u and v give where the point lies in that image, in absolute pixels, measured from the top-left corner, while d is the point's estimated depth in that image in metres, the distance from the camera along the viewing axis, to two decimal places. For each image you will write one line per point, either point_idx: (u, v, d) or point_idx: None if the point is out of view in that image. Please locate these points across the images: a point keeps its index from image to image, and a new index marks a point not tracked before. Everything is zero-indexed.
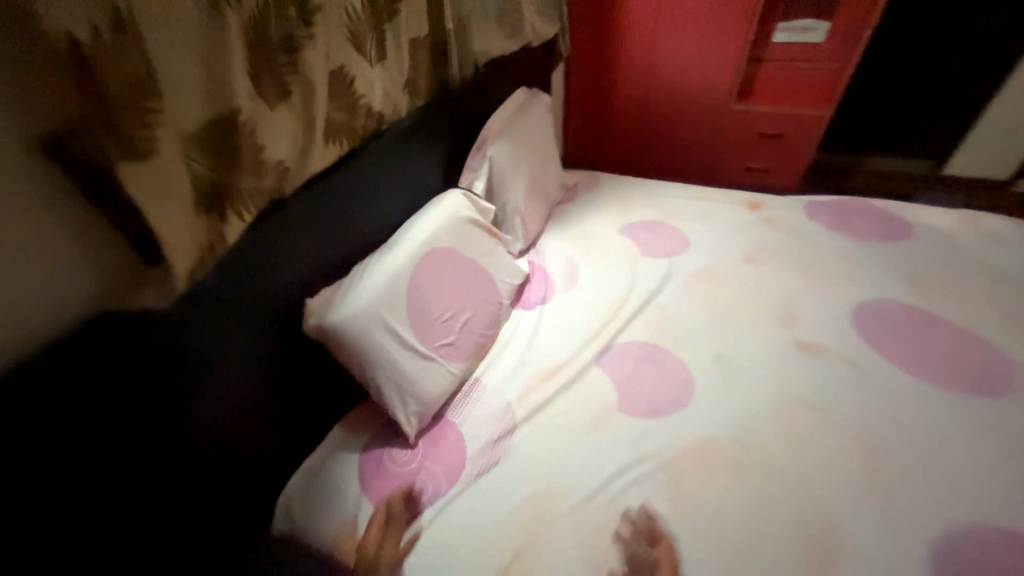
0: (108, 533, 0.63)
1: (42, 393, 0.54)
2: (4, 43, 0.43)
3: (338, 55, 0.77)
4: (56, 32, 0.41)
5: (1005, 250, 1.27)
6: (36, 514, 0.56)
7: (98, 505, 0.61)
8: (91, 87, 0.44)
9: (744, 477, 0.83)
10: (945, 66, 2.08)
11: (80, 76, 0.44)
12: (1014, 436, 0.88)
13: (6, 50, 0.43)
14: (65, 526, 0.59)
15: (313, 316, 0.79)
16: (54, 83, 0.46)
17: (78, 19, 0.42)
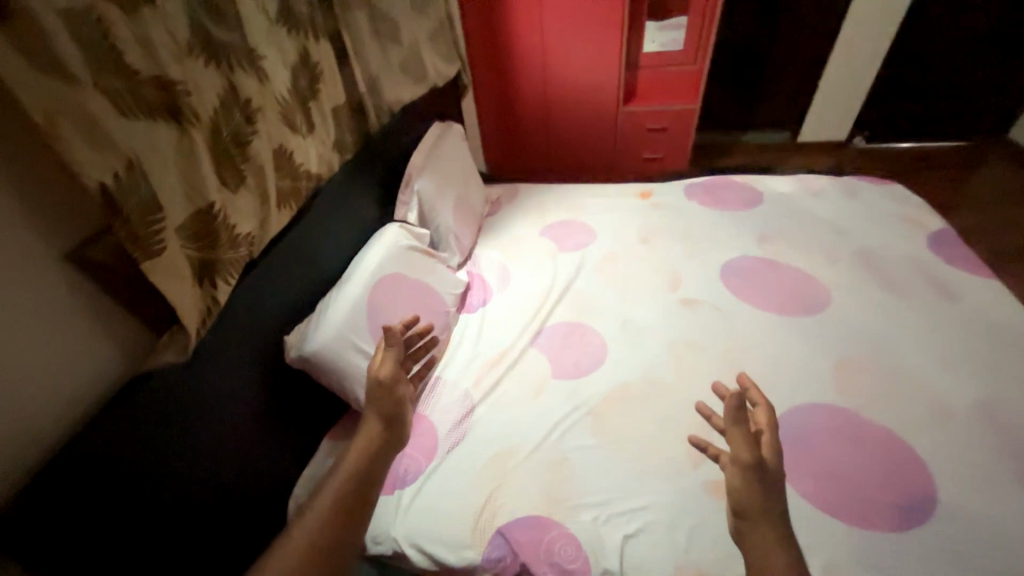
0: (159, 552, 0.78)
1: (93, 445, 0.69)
2: (47, 197, 0.63)
3: (277, 137, 0.94)
4: (92, 183, 0.58)
5: (827, 201, 1.65)
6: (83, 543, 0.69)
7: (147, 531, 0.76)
8: (115, 214, 0.61)
9: (647, 405, 1.09)
10: (783, 52, 2.51)
11: (108, 208, 0.61)
12: (833, 335, 1.18)
13: (47, 201, 0.64)
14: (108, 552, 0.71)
15: (292, 348, 0.97)
16: (78, 215, 0.67)
17: (104, 171, 0.59)
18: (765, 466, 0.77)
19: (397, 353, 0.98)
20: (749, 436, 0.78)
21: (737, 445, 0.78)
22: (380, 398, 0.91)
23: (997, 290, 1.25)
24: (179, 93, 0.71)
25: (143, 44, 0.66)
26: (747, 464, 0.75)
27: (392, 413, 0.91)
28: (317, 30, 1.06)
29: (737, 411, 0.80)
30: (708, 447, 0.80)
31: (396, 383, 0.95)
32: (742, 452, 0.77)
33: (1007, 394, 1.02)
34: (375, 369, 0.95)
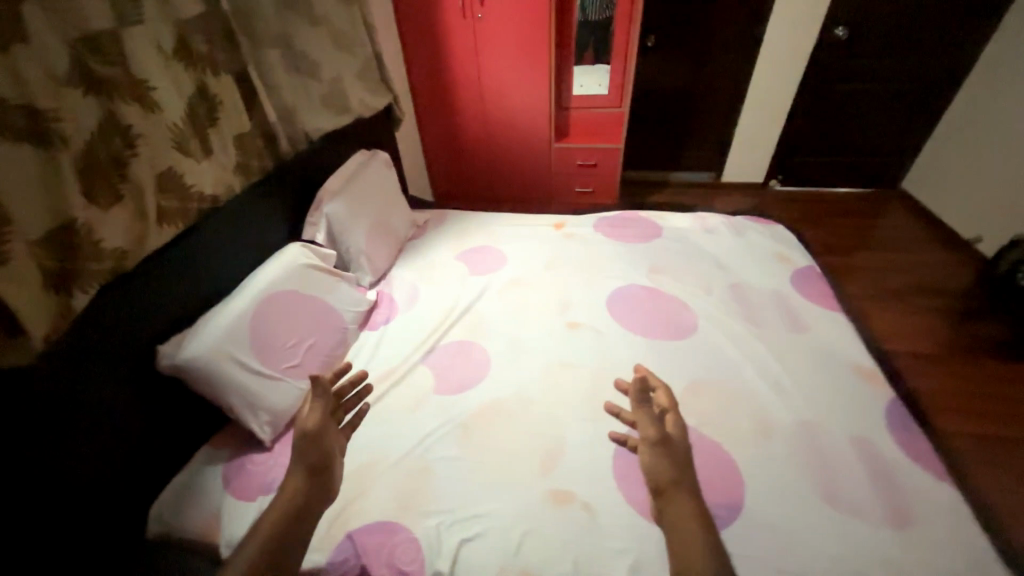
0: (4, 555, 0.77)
1: None
2: None
3: (165, 160, 1.02)
4: None
5: (715, 237, 1.81)
6: None
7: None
8: None
9: (512, 419, 1.18)
10: (703, 100, 2.74)
11: None
12: (691, 360, 1.30)
13: None
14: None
15: (165, 357, 1.01)
16: None
17: None
18: (667, 432, 0.99)
19: (326, 401, 1.04)
20: (652, 414, 1.04)
21: (645, 425, 1.02)
22: (306, 447, 0.94)
23: (841, 322, 1.40)
24: (48, 118, 0.78)
25: (11, 74, 0.73)
26: (655, 439, 0.97)
27: (320, 460, 0.94)
28: (217, 65, 1.16)
29: (642, 394, 1.08)
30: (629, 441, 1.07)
31: (325, 430, 0.99)
32: (649, 430, 0.99)
33: (827, 415, 1.13)
34: (302, 419, 0.99)
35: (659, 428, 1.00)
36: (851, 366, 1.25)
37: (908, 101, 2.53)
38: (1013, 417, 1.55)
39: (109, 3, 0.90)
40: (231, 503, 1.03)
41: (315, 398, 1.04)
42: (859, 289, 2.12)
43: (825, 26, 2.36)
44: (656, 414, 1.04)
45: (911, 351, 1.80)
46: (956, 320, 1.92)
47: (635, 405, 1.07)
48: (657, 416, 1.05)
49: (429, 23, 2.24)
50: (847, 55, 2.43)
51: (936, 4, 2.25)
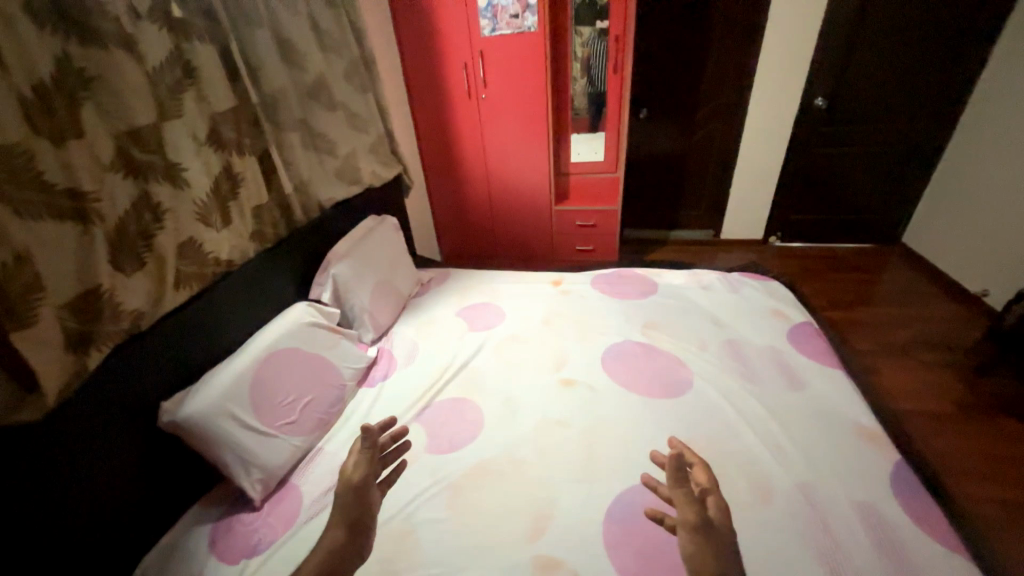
0: None
1: None
2: None
3: (188, 231, 1.14)
4: None
5: (709, 293, 1.84)
6: None
7: None
8: None
9: (501, 479, 1.17)
10: (696, 163, 2.89)
11: None
12: (685, 418, 1.29)
13: None
14: None
15: (167, 414, 1.06)
16: None
17: None
18: (711, 519, 0.84)
19: (371, 456, 1.02)
20: (691, 497, 0.87)
21: (684, 509, 0.86)
22: (348, 502, 0.94)
23: (839, 380, 1.37)
24: (88, 199, 0.90)
25: (63, 164, 0.86)
26: (697, 525, 0.82)
27: (357, 518, 0.93)
28: (243, 148, 1.32)
29: (679, 471, 0.90)
30: (636, 524, 1.02)
31: (368, 485, 0.98)
32: (688, 513, 0.84)
33: (828, 479, 1.09)
34: (347, 472, 0.98)
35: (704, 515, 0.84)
36: (852, 426, 1.21)
37: (896, 161, 2.62)
38: None
39: (154, 102, 1.06)
40: (215, 566, 1.02)
41: (360, 452, 1.02)
42: (862, 342, 2.12)
43: (805, 96, 2.51)
44: (696, 496, 0.88)
45: (920, 409, 1.75)
46: (966, 377, 1.87)
47: (671, 485, 0.90)
48: (698, 499, 0.87)
49: (438, 103, 2.49)
50: (831, 121, 2.56)
51: (909, 75, 2.39)
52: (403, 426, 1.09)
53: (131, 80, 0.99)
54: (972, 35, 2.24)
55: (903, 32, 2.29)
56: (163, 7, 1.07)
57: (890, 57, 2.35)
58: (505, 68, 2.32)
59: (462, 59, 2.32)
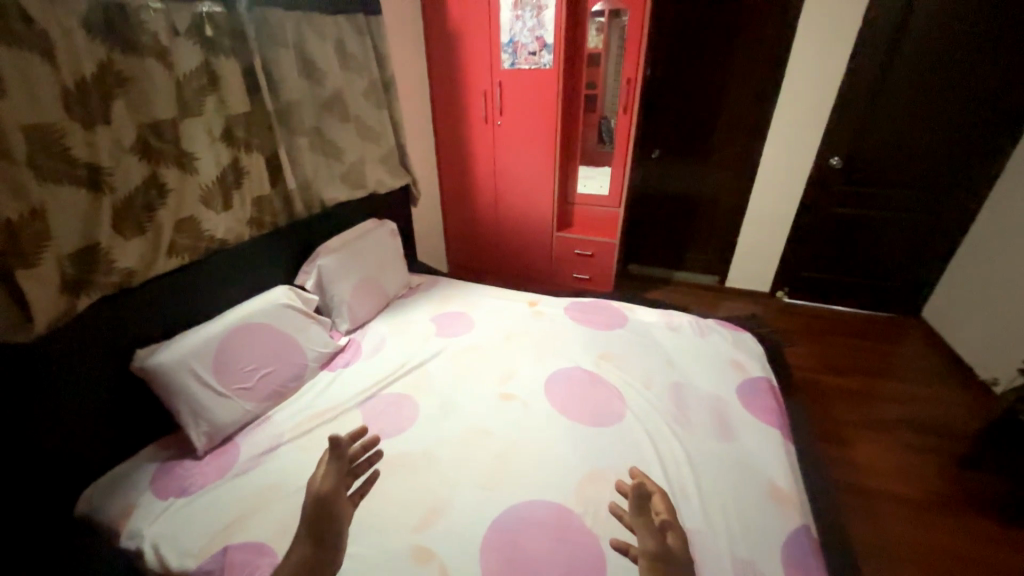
0: None
1: None
2: None
3: (189, 210, 1.35)
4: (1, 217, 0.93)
5: (675, 334, 1.84)
6: None
7: None
8: (10, 236, 0.95)
9: (412, 471, 1.25)
10: (706, 208, 2.88)
11: (7, 233, 0.95)
12: (602, 447, 1.31)
13: None
14: None
15: (139, 360, 1.24)
16: None
17: (12, 210, 0.95)
18: (670, 548, 0.87)
19: (338, 469, 1.00)
20: (651, 526, 0.91)
21: (644, 537, 0.89)
22: (314, 516, 0.92)
23: (773, 437, 1.34)
24: (103, 173, 1.11)
25: (88, 144, 1.08)
26: (657, 555, 0.86)
27: (323, 531, 0.91)
28: (252, 147, 1.53)
29: (640, 499, 0.93)
30: (516, 534, 1.07)
31: (335, 498, 0.96)
32: (648, 542, 0.88)
33: (720, 530, 1.08)
34: (314, 486, 0.97)
35: (663, 544, 0.87)
36: (767, 486, 1.18)
37: (918, 231, 2.48)
38: None
39: (177, 102, 1.28)
40: (147, 498, 1.16)
41: (329, 462, 1.00)
42: (840, 411, 1.96)
43: (821, 153, 2.46)
44: (657, 525, 0.91)
45: (883, 492, 1.59)
46: (952, 468, 1.68)
47: (633, 514, 0.93)
48: (658, 528, 0.91)
49: (457, 125, 2.68)
50: (848, 181, 2.48)
51: (935, 143, 2.28)
52: (374, 437, 1.07)
53: (159, 83, 1.21)
54: (1008, 108, 2.12)
55: (931, 98, 2.20)
56: (198, 28, 1.31)
57: (915, 123, 2.27)
58: (520, 99, 2.48)
59: (482, 87, 2.52)
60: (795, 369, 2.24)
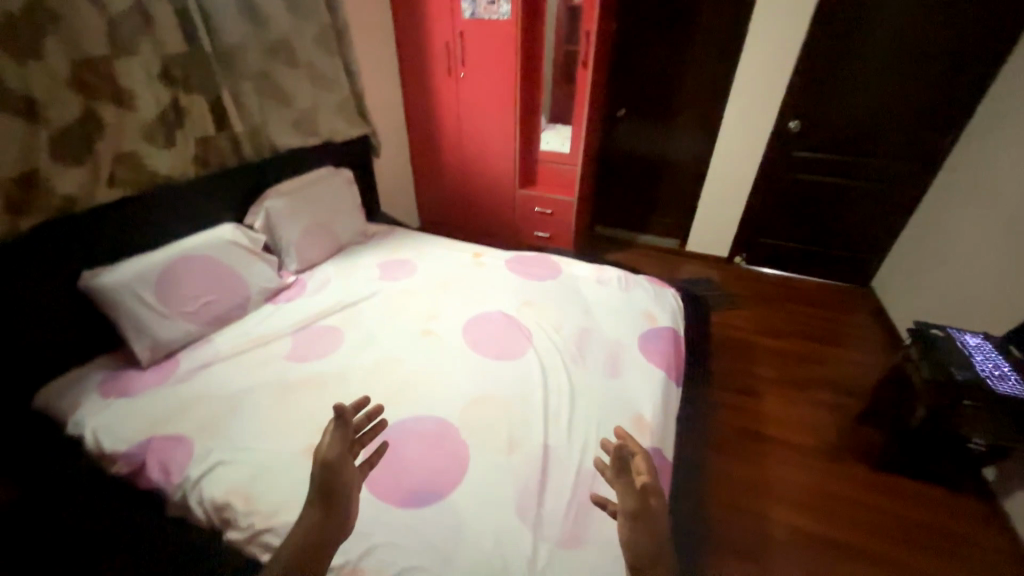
0: None
1: None
2: None
3: (131, 144, 1.46)
4: None
5: (600, 287, 1.94)
6: None
7: None
8: None
9: (325, 387, 1.40)
10: (670, 171, 2.91)
11: None
12: (498, 378, 1.45)
13: None
14: None
15: (85, 279, 1.39)
16: None
17: None
18: (651, 510, 0.83)
19: (343, 438, 0.87)
20: (631, 488, 0.84)
21: (624, 495, 0.85)
22: (320, 482, 0.83)
23: (658, 377, 1.46)
24: (38, 106, 1.23)
25: (22, 77, 1.19)
26: (635, 513, 0.82)
27: (334, 495, 0.83)
28: (191, 87, 1.61)
29: (621, 460, 0.86)
30: (400, 440, 1.22)
31: (342, 470, 0.85)
32: (627, 499, 0.83)
33: (580, 447, 1.22)
34: (320, 454, 0.85)
35: (643, 503, 0.82)
36: (633, 416, 1.32)
37: (873, 200, 2.48)
38: (871, 523, 1.48)
39: (111, 42, 1.36)
40: (92, 397, 1.34)
41: (334, 432, 0.87)
42: (757, 369, 2.08)
43: (780, 118, 2.44)
44: (637, 488, 0.84)
45: (776, 438, 1.75)
46: (848, 421, 1.82)
47: (613, 474, 0.86)
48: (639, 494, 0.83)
49: (422, 76, 2.69)
50: (806, 147, 2.48)
51: (893, 109, 2.25)
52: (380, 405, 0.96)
53: (89, 22, 1.29)
54: (965, 72, 2.07)
55: (890, 61, 2.16)
56: None
57: (873, 88, 2.24)
58: (482, 51, 2.48)
59: (444, 37, 2.51)
60: (716, 326, 2.36)
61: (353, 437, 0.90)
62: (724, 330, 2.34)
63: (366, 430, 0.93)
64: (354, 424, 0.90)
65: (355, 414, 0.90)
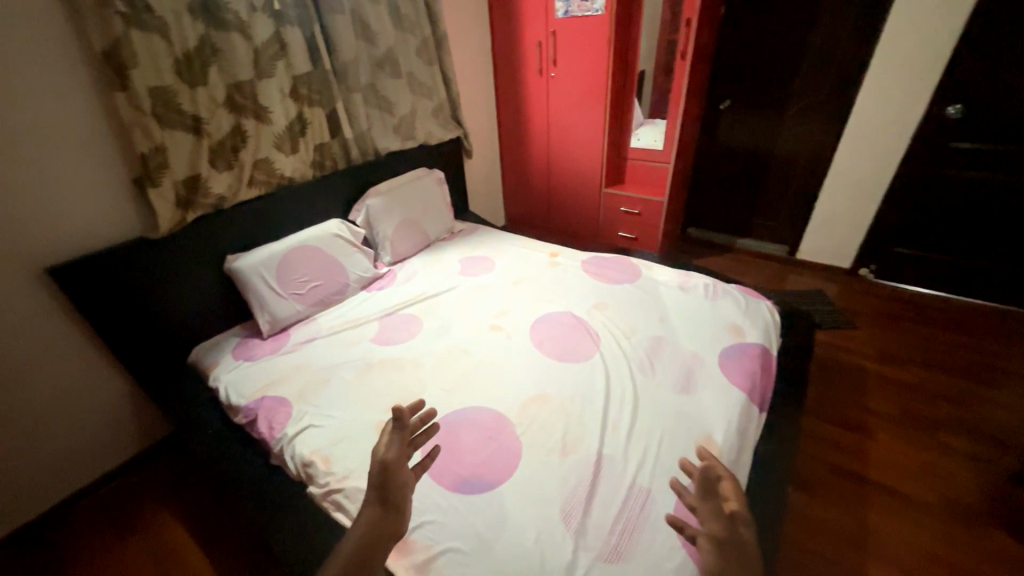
0: (123, 328, 1.53)
1: (108, 258, 1.44)
2: (126, 148, 1.44)
3: (265, 152, 1.75)
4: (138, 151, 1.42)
5: (682, 294, 1.81)
6: (96, 304, 1.46)
7: (121, 314, 1.51)
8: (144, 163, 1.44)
9: (400, 370, 1.53)
10: (780, 168, 2.59)
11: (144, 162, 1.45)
12: (560, 379, 1.44)
13: (129, 155, 1.46)
14: (105, 315, 1.49)
15: (227, 262, 1.70)
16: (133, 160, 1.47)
17: (143, 145, 1.42)
18: (742, 541, 0.74)
19: (404, 438, 0.91)
20: (719, 512, 0.78)
21: (709, 520, 0.78)
22: (381, 481, 0.86)
23: (737, 397, 1.32)
24: (202, 122, 1.53)
25: (192, 100, 1.50)
26: (722, 540, 0.75)
27: (389, 495, 0.86)
28: (314, 102, 1.86)
29: (707, 483, 0.82)
30: (459, 427, 1.28)
31: (400, 470, 0.88)
32: (715, 524, 0.76)
33: (635, 460, 1.16)
34: (381, 451, 0.89)
35: (732, 530, 0.75)
36: (701, 437, 1.21)
37: None
38: None
39: (255, 66, 1.64)
40: (226, 357, 1.64)
41: (394, 433, 0.91)
42: (874, 404, 1.78)
43: (934, 103, 2.01)
44: (727, 513, 0.77)
45: (886, 485, 1.49)
46: (993, 480, 1.48)
47: (699, 497, 0.81)
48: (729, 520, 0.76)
49: (514, 78, 2.75)
50: (970, 138, 2.00)
51: None
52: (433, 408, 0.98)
53: (240, 51, 1.57)
54: None
55: None
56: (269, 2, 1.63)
57: None
58: (574, 49, 2.46)
59: (538, 38, 2.53)
60: (821, 346, 2.07)
61: (408, 440, 0.93)
62: (836, 353, 2.03)
63: (419, 434, 0.96)
64: (411, 426, 0.93)
65: (414, 415, 0.93)
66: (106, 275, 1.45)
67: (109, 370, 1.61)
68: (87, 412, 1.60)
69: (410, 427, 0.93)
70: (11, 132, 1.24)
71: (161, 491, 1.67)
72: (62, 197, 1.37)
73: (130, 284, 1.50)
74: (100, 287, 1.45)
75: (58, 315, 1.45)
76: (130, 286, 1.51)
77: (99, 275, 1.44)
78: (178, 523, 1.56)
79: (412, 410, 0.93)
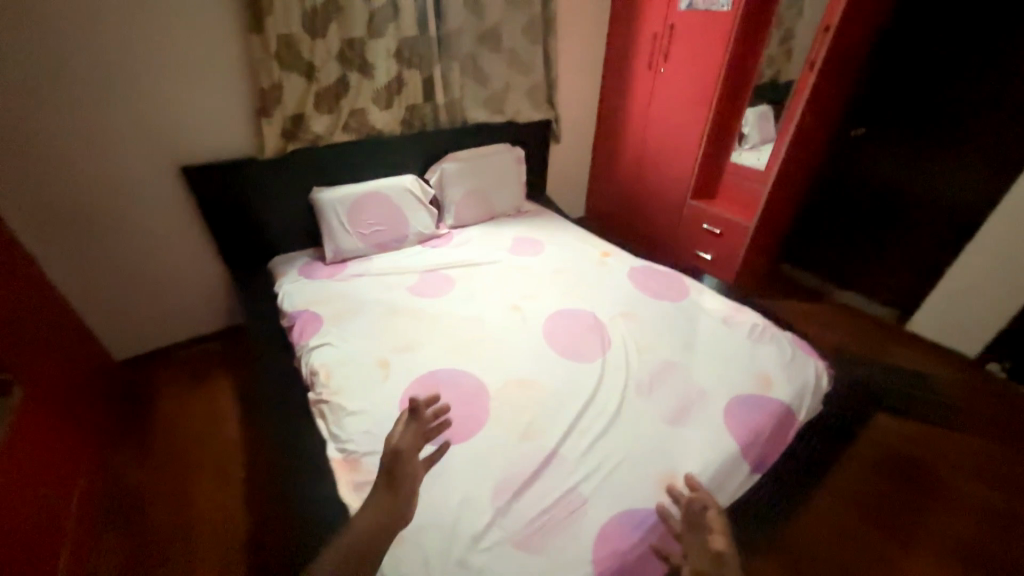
0: (224, 227, 1.90)
1: (222, 169, 1.80)
2: (253, 81, 1.75)
3: (362, 103, 1.97)
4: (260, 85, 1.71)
5: (724, 327, 1.64)
6: (209, 204, 1.84)
7: (224, 216, 1.88)
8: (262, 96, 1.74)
9: (417, 321, 1.67)
10: (914, 220, 2.16)
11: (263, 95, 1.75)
12: (552, 371, 1.45)
13: (254, 87, 1.77)
14: (214, 214, 1.86)
15: (313, 192, 1.98)
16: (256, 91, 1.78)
17: (264, 81, 1.71)
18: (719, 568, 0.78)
19: (417, 429, 0.93)
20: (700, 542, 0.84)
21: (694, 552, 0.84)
22: (391, 467, 0.86)
23: (726, 448, 1.20)
24: (314, 69, 1.78)
25: (310, 48, 1.74)
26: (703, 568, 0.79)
27: (399, 482, 0.85)
28: (415, 64, 2.02)
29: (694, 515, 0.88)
30: (441, 384, 1.37)
31: (411, 460, 0.89)
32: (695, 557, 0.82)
33: (587, 469, 1.14)
34: (395, 441, 0.91)
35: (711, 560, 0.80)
36: (666, 473, 1.14)
37: None
38: None
39: (368, 25, 1.84)
40: (293, 271, 1.93)
41: (409, 423, 0.94)
42: (927, 518, 1.48)
43: None
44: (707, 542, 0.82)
45: None
46: None
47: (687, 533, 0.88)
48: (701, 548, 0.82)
49: (623, 68, 2.65)
50: None
51: None
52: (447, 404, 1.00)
53: (358, 10, 1.77)
54: None
55: None
56: None
57: None
58: (690, 44, 2.28)
59: (654, 29, 2.39)
60: (890, 432, 1.74)
61: (422, 432, 0.95)
62: (908, 448, 1.69)
63: (433, 428, 0.97)
64: (426, 418, 0.96)
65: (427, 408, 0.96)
66: (219, 182, 1.81)
67: (211, 258, 2.01)
68: (191, 287, 2.02)
69: (424, 419, 0.95)
70: (176, 53, 1.61)
71: (228, 363, 2.07)
72: (202, 112, 1.73)
73: (235, 193, 1.86)
74: (214, 191, 1.82)
75: (185, 203, 1.84)
76: (235, 195, 1.86)
77: (214, 181, 1.80)
78: (230, 391, 1.93)
79: (427, 403, 0.97)
